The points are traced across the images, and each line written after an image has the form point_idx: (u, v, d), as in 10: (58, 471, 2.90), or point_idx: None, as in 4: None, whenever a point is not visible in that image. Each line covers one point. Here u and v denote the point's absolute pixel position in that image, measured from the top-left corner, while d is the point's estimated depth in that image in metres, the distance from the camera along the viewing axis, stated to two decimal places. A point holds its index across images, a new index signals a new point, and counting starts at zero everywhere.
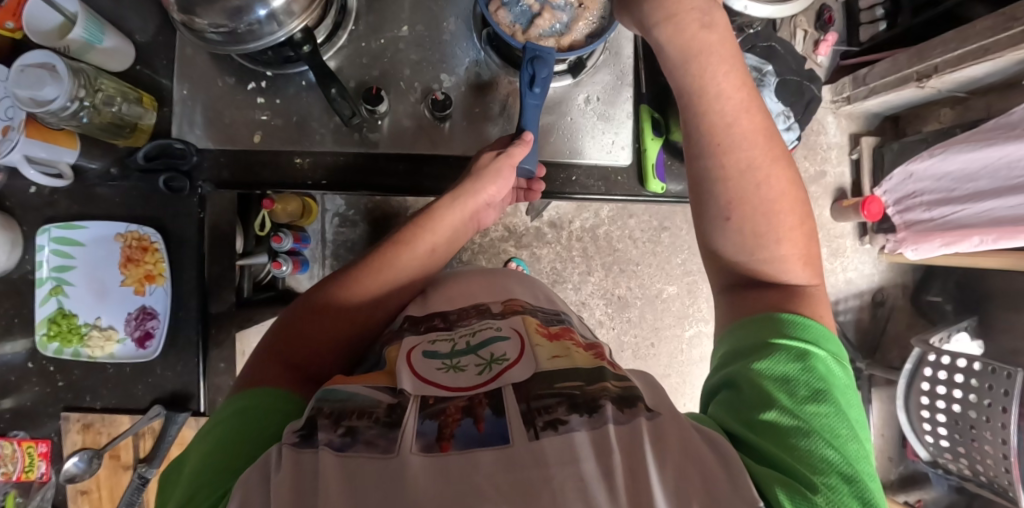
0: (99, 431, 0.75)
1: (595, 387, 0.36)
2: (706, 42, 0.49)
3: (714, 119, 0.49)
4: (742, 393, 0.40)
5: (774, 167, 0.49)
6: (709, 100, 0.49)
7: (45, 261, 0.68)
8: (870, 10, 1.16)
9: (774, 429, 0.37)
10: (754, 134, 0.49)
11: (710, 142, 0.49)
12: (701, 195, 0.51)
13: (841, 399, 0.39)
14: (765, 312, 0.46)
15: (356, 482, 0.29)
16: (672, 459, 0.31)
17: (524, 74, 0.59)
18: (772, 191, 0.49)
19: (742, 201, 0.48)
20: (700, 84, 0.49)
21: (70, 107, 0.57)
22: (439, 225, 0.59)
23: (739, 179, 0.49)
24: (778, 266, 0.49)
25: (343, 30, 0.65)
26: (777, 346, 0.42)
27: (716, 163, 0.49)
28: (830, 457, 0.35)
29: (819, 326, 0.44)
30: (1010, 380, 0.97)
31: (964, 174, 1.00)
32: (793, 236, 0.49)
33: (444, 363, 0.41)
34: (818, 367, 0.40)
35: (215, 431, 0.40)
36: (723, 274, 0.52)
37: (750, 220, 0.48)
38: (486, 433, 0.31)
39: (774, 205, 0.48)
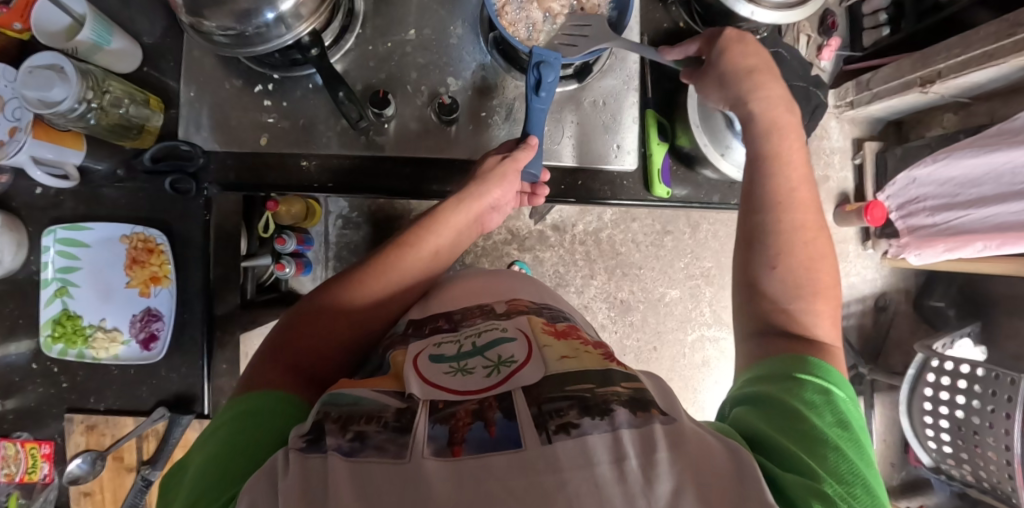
0: (102, 433, 0.75)
1: (606, 390, 0.35)
2: (787, 122, 0.56)
3: (781, 180, 0.54)
4: (767, 410, 0.40)
5: (820, 234, 0.53)
6: (780, 164, 0.54)
7: (50, 262, 0.68)
8: (873, 15, 1.14)
9: (800, 442, 0.36)
10: (809, 204, 0.54)
11: (772, 198, 0.53)
12: (753, 243, 0.53)
13: (861, 435, 0.39)
14: (794, 353, 0.45)
15: (368, 487, 0.29)
16: (687, 463, 0.31)
17: (529, 79, 0.59)
18: (816, 253, 0.52)
19: (790, 255, 0.51)
20: (777, 151, 0.55)
21: (78, 108, 0.57)
22: (443, 228, 0.60)
23: (791, 234, 0.52)
24: (811, 318, 0.49)
25: (349, 34, 0.65)
26: (803, 377, 0.42)
27: (774, 220, 0.53)
28: (857, 475, 0.35)
29: (839, 374, 0.43)
30: (1013, 387, 0.97)
31: (967, 180, 1.01)
32: (828, 298, 0.51)
33: (452, 366, 0.41)
34: (843, 404, 0.40)
35: (218, 435, 0.40)
36: (752, 320, 0.51)
37: (793, 271, 0.51)
38: (497, 437, 0.31)
39: (814, 264, 0.51)
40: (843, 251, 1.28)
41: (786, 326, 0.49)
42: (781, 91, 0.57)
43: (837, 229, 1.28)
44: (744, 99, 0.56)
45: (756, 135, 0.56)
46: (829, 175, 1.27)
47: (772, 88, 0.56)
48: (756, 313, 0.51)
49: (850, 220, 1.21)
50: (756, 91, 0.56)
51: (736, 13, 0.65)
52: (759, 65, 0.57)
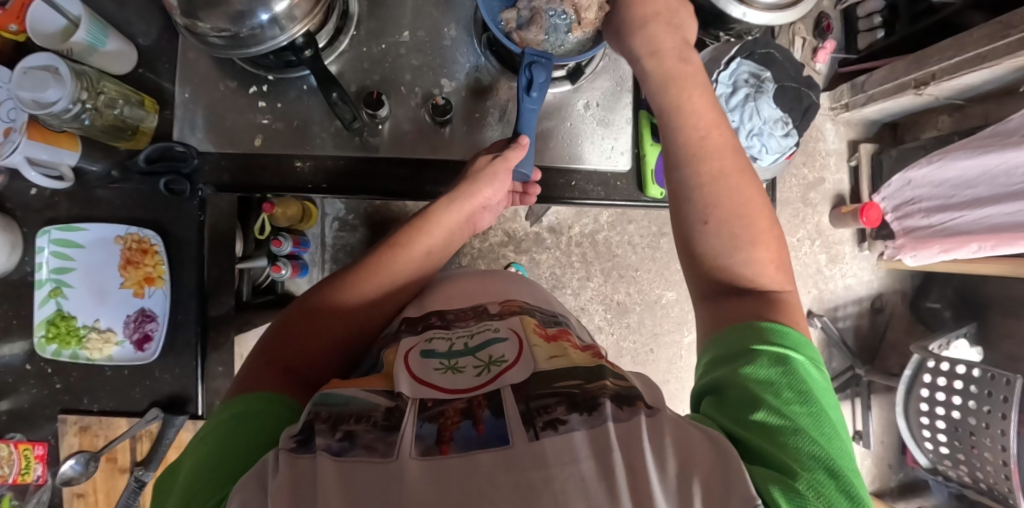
0: (95, 434, 0.75)
1: (594, 385, 0.35)
2: (684, 73, 0.56)
3: (689, 133, 0.54)
4: (726, 398, 0.40)
5: (740, 176, 0.52)
6: (682, 113, 0.55)
7: (45, 262, 0.68)
8: (868, 18, 1.17)
9: (762, 427, 0.36)
10: (721, 147, 0.53)
11: (686, 152, 0.53)
12: (681, 205, 0.53)
13: (822, 400, 0.39)
14: (749, 321, 0.45)
15: (357, 487, 0.29)
16: (673, 457, 0.31)
17: (521, 80, 0.60)
18: (742, 196, 0.51)
19: (718, 207, 0.51)
20: (678, 104, 0.55)
21: (72, 109, 0.57)
22: (434, 229, 0.60)
23: (713, 185, 0.52)
24: (752, 268, 0.49)
25: (344, 36, 0.66)
26: (758, 352, 0.41)
27: (693, 173, 0.52)
28: (820, 455, 0.35)
29: (797, 333, 0.43)
30: (1009, 387, 0.96)
31: (962, 181, 1.01)
32: (766, 240, 0.50)
33: (442, 364, 0.41)
34: (799, 372, 0.40)
35: (210, 436, 0.40)
36: (702, 281, 0.51)
37: (728, 223, 0.50)
38: (485, 434, 0.31)
39: (745, 208, 0.51)
40: (839, 252, 1.29)
41: (735, 281, 0.49)
42: (674, 41, 0.57)
43: (833, 230, 1.28)
44: (637, 57, 0.58)
45: (656, 90, 0.57)
46: (824, 176, 1.27)
47: (664, 40, 0.57)
48: (705, 271, 0.51)
49: (846, 222, 1.21)
50: (649, 47, 0.57)
51: (729, 15, 0.65)
52: (659, 13, 0.57)
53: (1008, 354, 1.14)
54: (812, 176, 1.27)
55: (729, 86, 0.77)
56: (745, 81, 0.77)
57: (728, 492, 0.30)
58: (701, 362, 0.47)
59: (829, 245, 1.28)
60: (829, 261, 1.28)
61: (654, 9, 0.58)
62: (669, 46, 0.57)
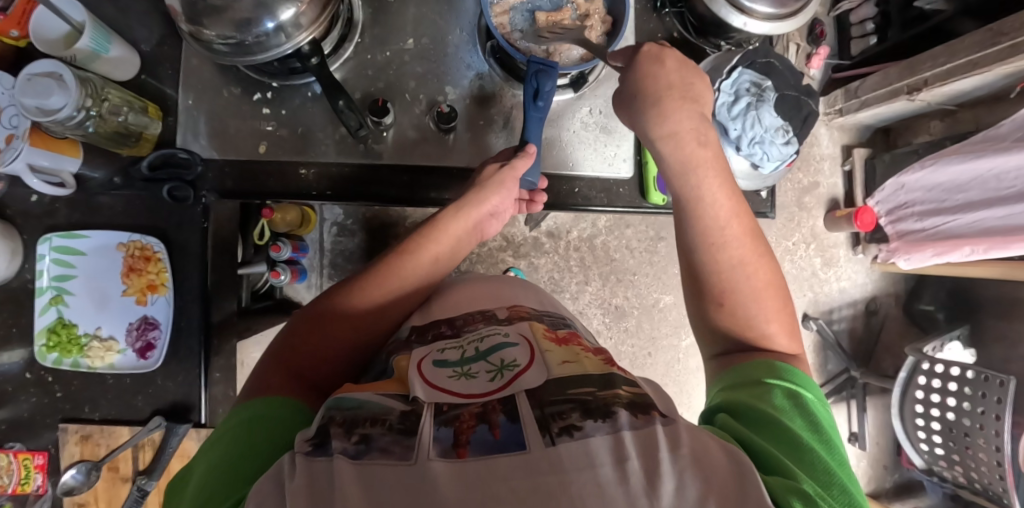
0: (97, 443, 0.73)
1: (607, 392, 0.36)
2: (702, 158, 0.54)
3: (708, 221, 0.53)
4: (742, 416, 0.41)
5: (759, 261, 0.53)
6: (703, 209, 0.53)
7: (45, 270, 0.67)
8: (860, 25, 1.17)
9: (777, 444, 0.37)
10: (743, 236, 0.53)
11: (703, 242, 0.53)
12: (698, 282, 0.54)
13: (831, 432, 0.40)
14: (765, 359, 0.47)
15: (374, 487, 0.29)
16: (689, 464, 0.31)
17: (528, 88, 0.60)
18: (757, 280, 0.52)
19: (734, 290, 0.52)
20: (697, 197, 0.54)
21: (76, 116, 0.57)
22: (444, 235, 0.60)
23: (731, 272, 0.52)
24: (767, 339, 0.50)
25: (348, 43, 0.66)
26: (770, 385, 0.43)
27: (705, 258, 0.53)
28: (831, 470, 0.35)
29: (806, 376, 0.45)
30: (1003, 388, 0.98)
31: (954, 185, 1.02)
32: (780, 315, 0.51)
33: (456, 369, 0.41)
34: (810, 406, 0.41)
35: (222, 443, 0.40)
36: (713, 343, 0.53)
37: (742, 306, 0.51)
38: (502, 440, 0.31)
39: (760, 291, 0.51)
40: (834, 256, 1.30)
41: (749, 347, 0.50)
42: (691, 122, 0.54)
43: (827, 234, 1.30)
44: (651, 139, 0.55)
45: (673, 179, 0.55)
46: (819, 181, 1.29)
47: (681, 121, 0.54)
48: (715, 336, 0.52)
49: (840, 225, 1.23)
50: (671, 92, 0.55)
51: (730, 24, 0.66)
52: (676, 85, 0.55)
53: (1001, 355, 1.17)
54: (806, 181, 1.28)
55: (730, 95, 0.78)
56: (747, 90, 0.78)
57: (745, 497, 0.31)
58: (711, 394, 0.48)
59: (824, 249, 1.30)
60: (824, 265, 1.30)
61: (668, 83, 0.55)
62: (687, 126, 0.54)
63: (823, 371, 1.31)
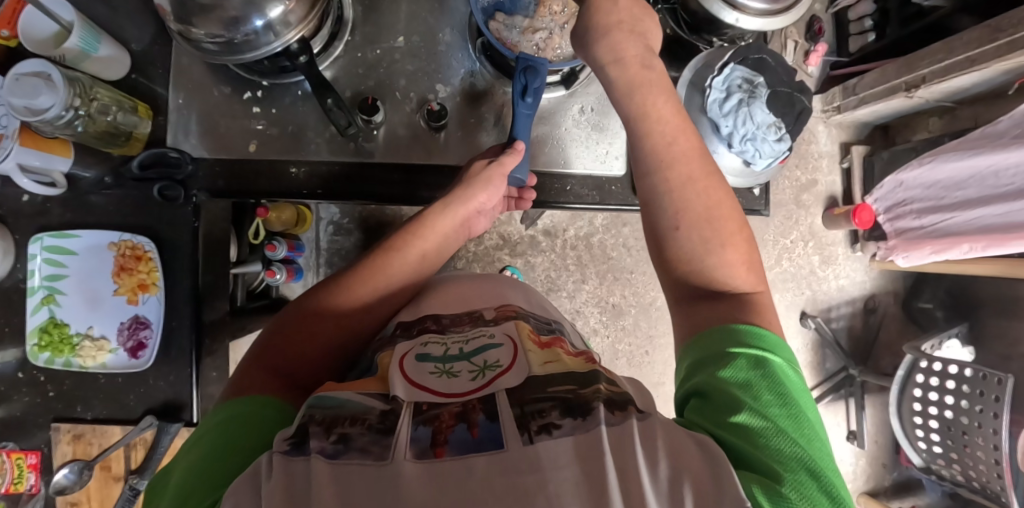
0: (90, 442, 0.75)
1: (589, 390, 0.36)
2: (646, 78, 0.54)
3: (657, 140, 0.53)
4: (710, 400, 0.40)
5: (707, 178, 0.53)
6: (649, 122, 0.53)
7: (37, 269, 0.68)
8: (858, 21, 1.17)
9: (745, 429, 0.36)
10: (691, 152, 0.53)
11: (654, 160, 0.53)
12: (652, 208, 0.53)
13: (801, 402, 0.39)
14: (721, 324, 0.45)
15: (351, 489, 0.29)
16: (665, 464, 0.31)
17: (517, 85, 0.60)
18: (711, 200, 0.52)
19: (687, 209, 0.51)
20: (643, 110, 0.54)
21: (65, 116, 0.56)
22: (430, 232, 0.60)
23: (681, 189, 0.52)
24: (725, 271, 0.50)
25: (338, 41, 0.66)
26: (734, 354, 0.42)
27: (661, 180, 0.53)
28: (801, 456, 0.35)
29: (774, 336, 0.44)
30: (1001, 386, 0.97)
31: (953, 182, 1.02)
32: (735, 242, 0.51)
33: (438, 368, 0.41)
34: (778, 375, 0.40)
35: (203, 440, 0.40)
36: (676, 287, 0.52)
37: (696, 226, 0.51)
38: (480, 438, 0.31)
39: (713, 212, 0.51)
40: (832, 254, 1.30)
41: (712, 287, 0.50)
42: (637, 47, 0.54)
43: (825, 232, 1.29)
44: (601, 64, 0.54)
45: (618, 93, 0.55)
46: (817, 178, 1.28)
47: (626, 46, 0.53)
48: (679, 277, 0.51)
49: (838, 223, 1.22)
50: (619, 54, 0.53)
51: (722, 21, 0.66)
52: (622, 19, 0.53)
53: (1000, 353, 1.16)
54: (804, 179, 1.28)
55: (722, 92, 0.77)
56: (738, 87, 0.77)
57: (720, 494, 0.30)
58: (679, 361, 0.47)
59: (822, 247, 1.29)
60: (822, 263, 1.29)
61: (618, 16, 0.53)
62: (632, 53, 0.53)
63: (822, 369, 1.31)
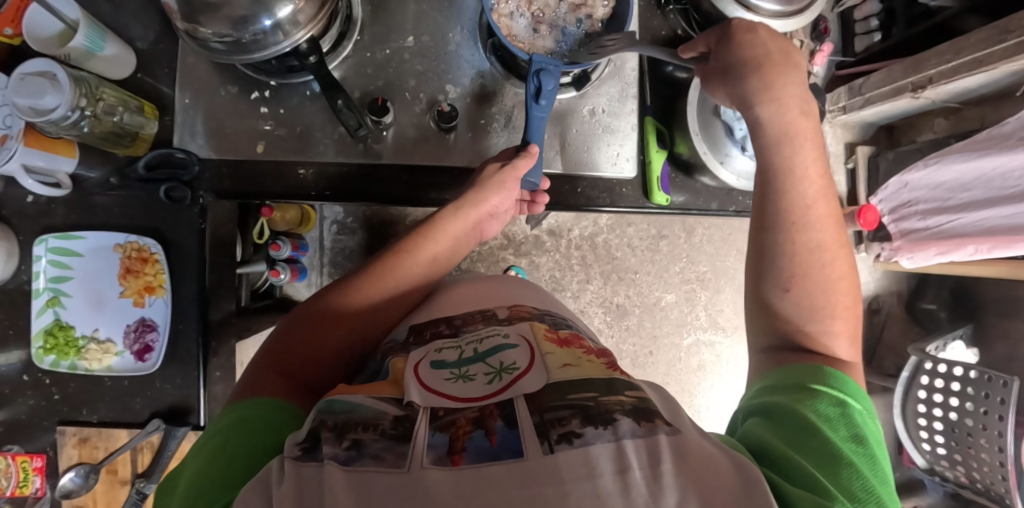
0: (96, 446, 0.73)
1: (609, 398, 0.35)
2: (803, 128, 0.53)
3: (796, 198, 0.51)
4: (782, 423, 0.40)
5: (839, 255, 0.51)
6: (794, 180, 0.52)
7: (42, 271, 0.67)
8: (864, 21, 1.17)
9: (818, 457, 0.36)
10: (827, 220, 0.51)
11: (785, 218, 0.51)
12: (765, 264, 0.52)
13: (878, 449, 0.39)
14: (813, 364, 0.45)
15: (365, 494, 0.28)
16: (691, 474, 0.30)
17: (530, 87, 0.59)
18: (835, 272, 0.50)
19: (806, 277, 0.50)
20: (788, 164, 0.52)
21: (71, 116, 0.56)
22: (442, 235, 0.59)
23: (807, 255, 0.50)
24: (830, 339, 0.49)
25: (347, 40, 0.65)
26: (819, 390, 0.42)
27: (787, 240, 0.51)
28: (871, 491, 0.34)
29: (855, 383, 0.44)
30: (1007, 389, 0.97)
31: (959, 184, 1.01)
32: (847, 317, 0.50)
33: (453, 372, 0.40)
34: (858, 417, 0.40)
35: (215, 441, 0.40)
36: (767, 334, 0.51)
37: (809, 294, 0.50)
38: (498, 446, 0.31)
39: (833, 286, 0.50)
40: None
41: (803, 344, 0.49)
42: (799, 90, 0.52)
43: None
44: (750, 105, 0.53)
45: (768, 142, 0.53)
46: None
47: (788, 87, 0.52)
48: (775, 330, 0.51)
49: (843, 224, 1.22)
50: (769, 93, 0.52)
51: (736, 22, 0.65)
52: (767, 58, 0.53)
53: (1004, 354, 1.16)
54: None
55: None
56: None
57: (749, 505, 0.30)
58: (755, 386, 0.48)
59: None
60: None
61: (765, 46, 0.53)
62: (793, 99, 0.52)
63: None
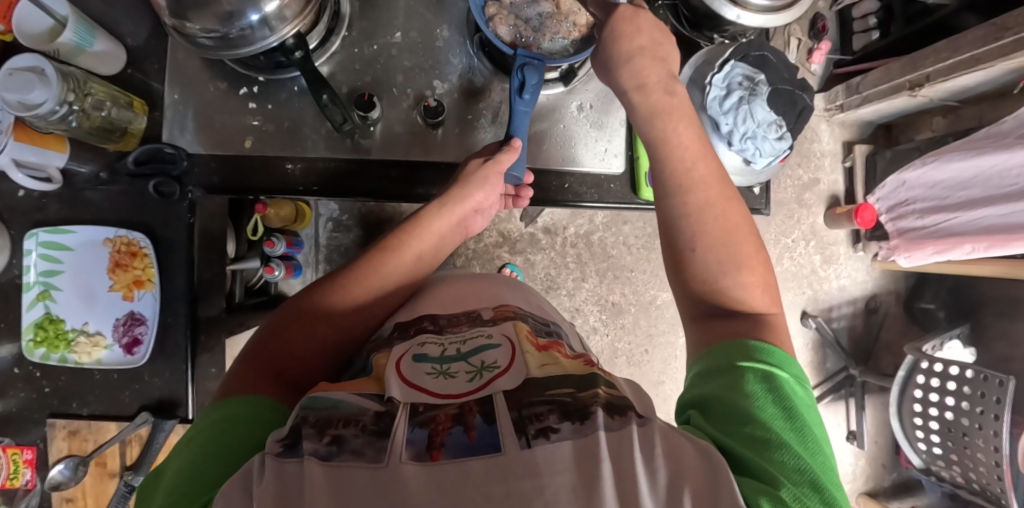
0: (84, 438, 0.76)
1: (587, 394, 0.35)
2: (675, 105, 0.56)
3: (677, 166, 0.54)
4: (717, 412, 0.40)
5: (727, 208, 0.53)
6: (671, 147, 0.54)
7: (33, 265, 0.67)
8: (863, 19, 1.15)
9: (748, 440, 0.36)
10: (710, 179, 0.54)
11: (674, 189, 0.53)
12: (671, 231, 0.53)
13: (808, 417, 0.39)
14: (737, 340, 0.45)
15: (345, 492, 0.28)
16: (664, 468, 0.31)
17: (514, 81, 0.59)
18: (727, 223, 0.52)
19: (704, 229, 0.51)
20: (665, 137, 0.55)
21: (59, 110, 0.57)
22: (427, 233, 0.59)
23: (699, 213, 0.52)
24: (740, 291, 0.49)
25: (335, 37, 0.65)
26: (743, 369, 0.41)
27: (678, 206, 0.53)
28: (805, 468, 0.34)
29: (783, 352, 0.44)
30: (1002, 388, 0.97)
31: (956, 182, 1.00)
32: (753, 266, 0.51)
33: (434, 369, 0.41)
34: (785, 389, 0.40)
35: (198, 438, 0.40)
36: (687, 304, 0.52)
37: (714, 249, 0.51)
38: (477, 442, 0.31)
39: (729, 236, 0.51)
40: (834, 253, 1.29)
41: (724, 305, 0.49)
42: (660, 75, 0.56)
43: (827, 231, 1.28)
44: (627, 92, 0.56)
45: (644, 122, 0.56)
46: (819, 177, 1.27)
47: (648, 71, 0.55)
48: (693, 298, 0.51)
49: (840, 222, 1.21)
50: (637, 81, 0.55)
51: (723, 17, 0.65)
52: (646, 46, 0.55)
53: (1002, 355, 1.16)
54: (806, 178, 1.27)
55: (722, 89, 0.75)
56: (740, 84, 0.76)
57: (717, 493, 0.30)
58: (688, 372, 0.47)
59: (823, 246, 1.28)
60: (823, 262, 1.28)
61: (639, 27, 0.55)
62: (656, 83, 0.55)
63: (821, 369, 1.30)
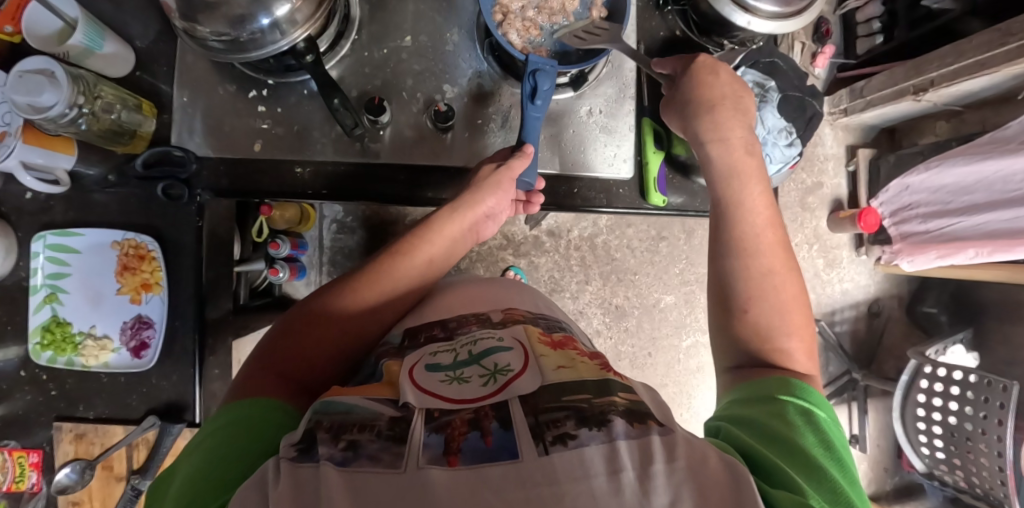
0: (91, 441, 0.78)
1: (603, 400, 0.35)
2: (748, 165, 0.57)
3: (739, 213, 0.55)
4: (752, 426, 0.40)
5: (781, 260, 0.53)
6: (738, 198, 0.55)
7: (40, 268, 0.67)
8: (867, 23, 1.17)
9: (790, 460, 0.36)
10: (769, 229, 0.54)
11: (731, 230, 0.54)
12: (720, 269, 0.54)
13: (844, 454, 0.39)
14: (779, 376, 0.45)
15: (361, 495, 0.28)
16: (685, 471, 0.30)
17: (526, 87, 0.59)
18: (782, 281, 0.51)
19: (759, 286, 0.51)
20: (730, 183, 0.56)
21: (68, 113, 0.56)
22: (439, 237, 0.59)
23: (753, 257, 0.52)
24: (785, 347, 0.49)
25: (345, 40, 0.65)
26: (786, 401, 0.42)
27: (731, 244, 0.54)
28: (841, 491, 0.34)
29: (819, 394, 0.44)
30: (1006, 394, 0.97)
31: (960, 188, 1.00)
32: (801, 330, 0.50)
33: (448, 374, 0.41)
34: (825, 425, 0.40)
35: (210, 441, 0.40)
36: (728, 355, 0.51)
37: (765, 307, 0.50)
38: (494, 447, 0.31)
39: (779, 288, 0.51)
40: (837, 257, 1.29)
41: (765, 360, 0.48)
42: (742, 131, 0.58)
43: (830, 235, 1.28)
44: (702, 143, 0.58)
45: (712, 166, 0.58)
46: (823, 181, 1.28)
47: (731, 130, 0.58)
48: (735, 350, 0.50)
49: (843, 226, 1.21)
50: (718, 134, 0.57)
51: (733, 22, 0.65)
52: (728, 97, 0.59)
53: (1005, 360, 1.16)
54: (810, 181, 1.27)
55: None
56: (750, 90, 0.77)
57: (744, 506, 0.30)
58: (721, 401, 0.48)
59: (826, 250, 1.28)
60: (826, 266, 1.29)
61: (722, 92, 0.59)
62: (737, 136, 0.58)
63: (824, 372, 1.30)
